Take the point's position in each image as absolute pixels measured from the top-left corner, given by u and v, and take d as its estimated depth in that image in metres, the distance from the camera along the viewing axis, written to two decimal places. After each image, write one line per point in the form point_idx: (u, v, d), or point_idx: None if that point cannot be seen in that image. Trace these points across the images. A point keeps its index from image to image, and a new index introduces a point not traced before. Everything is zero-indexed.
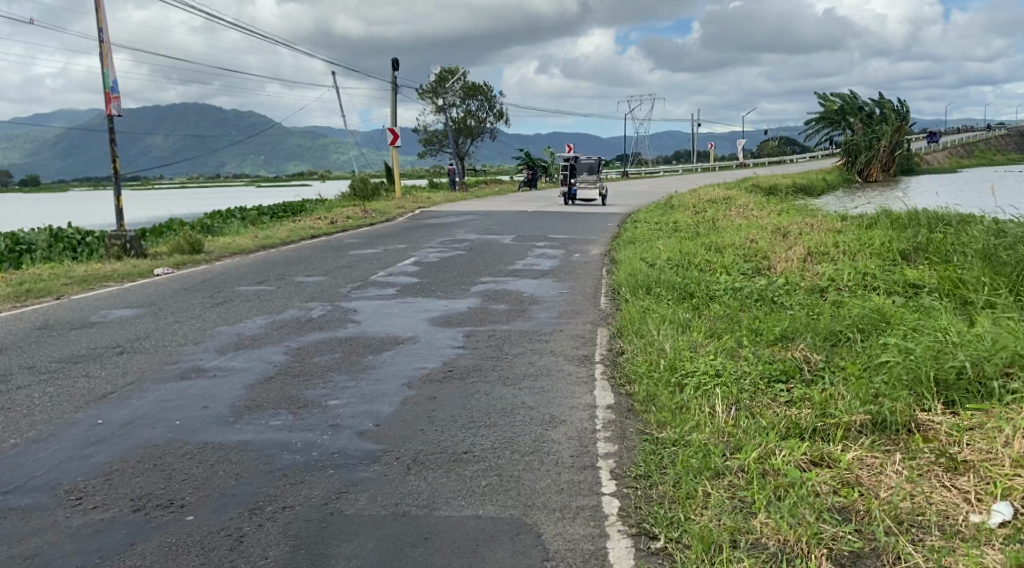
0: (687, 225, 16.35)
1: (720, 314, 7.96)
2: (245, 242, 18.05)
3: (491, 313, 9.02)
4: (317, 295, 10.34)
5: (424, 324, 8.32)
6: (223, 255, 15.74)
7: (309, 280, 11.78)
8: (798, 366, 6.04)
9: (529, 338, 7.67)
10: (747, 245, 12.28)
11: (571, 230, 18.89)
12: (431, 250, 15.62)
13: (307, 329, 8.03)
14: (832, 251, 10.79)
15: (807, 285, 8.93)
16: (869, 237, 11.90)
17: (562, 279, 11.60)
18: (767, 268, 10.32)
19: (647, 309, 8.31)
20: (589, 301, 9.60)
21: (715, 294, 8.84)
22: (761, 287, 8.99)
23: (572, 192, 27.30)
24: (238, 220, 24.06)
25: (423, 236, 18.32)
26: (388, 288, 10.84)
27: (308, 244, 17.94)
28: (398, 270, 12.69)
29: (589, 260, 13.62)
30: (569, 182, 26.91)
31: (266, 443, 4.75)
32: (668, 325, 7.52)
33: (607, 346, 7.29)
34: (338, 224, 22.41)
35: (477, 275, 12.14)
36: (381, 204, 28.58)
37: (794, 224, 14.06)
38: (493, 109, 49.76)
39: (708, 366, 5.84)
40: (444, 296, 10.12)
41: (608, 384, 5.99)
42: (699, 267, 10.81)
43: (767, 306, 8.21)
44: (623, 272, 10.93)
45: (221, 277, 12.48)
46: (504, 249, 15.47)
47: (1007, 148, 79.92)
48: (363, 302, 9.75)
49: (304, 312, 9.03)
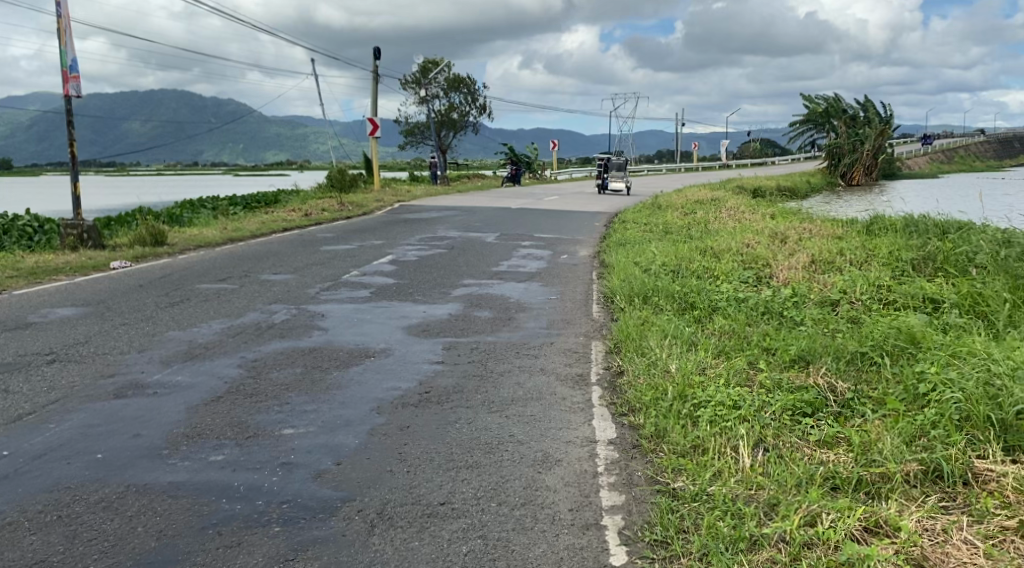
0: (677, 226, 15.65)
1: (726, 329, 7.21)
2: (212, 234, 17.13)
3: (475, 321, 8.22)
4: (283, 296, 9.50)
5: (401, 334, 7.51)
6: (188, 248, 14.85)
7: (275, 279, 10.93)
8: (825, 396, 5.30)
9: (517, 352, 6.88)
10: (745, 250, 11.57)
11: (557, 229, 18.13)
12: (409, 247, 14.80)
13: (268, 338, 7.20)
14: (838, 259, 10.09)
15: (816, 297, 8.20)
16: (874, 245, 11.25)
17: (549, 283, 10.84)
18: (770, 276, 9.59)
19: (646, 322, 7.55)
20: (579, 310, 8.85)
21: (718, 305, 8.10)
22: (766, 298, 8.25)
23: (603, 183, 30.17)
24: (208, 210, 23.12)
25: (402, 232, 17.49)
26: (361, 290, 10.02)
27: (280, 237, 17.04)
28: (374, 269, 11.86)
29: (578, 263, 12.87)
30: (603, 174, 29.83)
31: (202, 487, 3.93)
32: (670, 341, 6.76)
33: (605, 363, 6.54)
34: (314, 216, 21.54)
35: (459, 277, 11.34)
36: (360, 196, 27.73)
37: (790, 228, 13.38)
38: (476, 102, 48.90)
39: (724, 395, 5.08)
40: (423, 300, 9.32)
41: (608, 413, 5.23)
42: (698, 274, 10.06)
43: (775, 320, 7.48)
44: (615, 278, 10.18)
45: (180, 273, 11.59)
46: (487, 248, 14.68)
47: (986, 155, 80.21)
48: (333, 305, 8.92)
49: (266, 318, 8.19)
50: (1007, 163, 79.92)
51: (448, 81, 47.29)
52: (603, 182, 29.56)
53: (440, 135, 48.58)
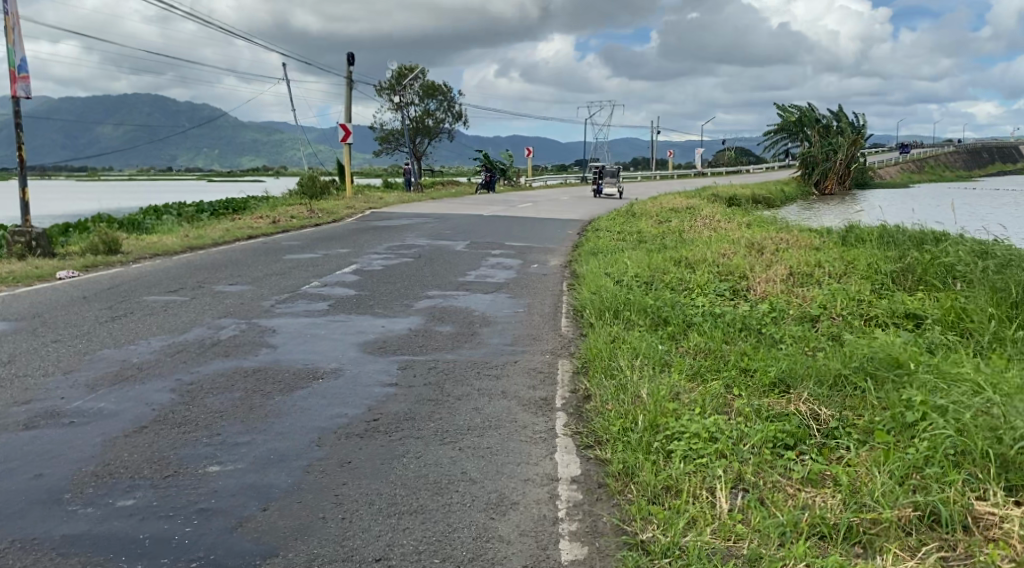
0: (652, 235, 15.28)
1: (701, 347, 6.78)
2: (171, 242, 16.54)
3: (436, 337, 7.72)
4: (234, 309, 8.96)
5: (355, 351, 7.01)
6: (144, 257, 14.23)
7: (230, 290, 10.37)
8: (808, 426, 4.87)
9: (478, 372, 6.40)
10: (720, 261, 11.19)
11: (529, 237, 17.67)
12: (375, 256, 14.27)
13: (210, 358, 6.67)
14: (817, 272, 9.73)
15: (794, 312, 7.81)
16: (852, 256, 10.91)
17: (517, 294, 10.36)
18: (747, 290, 9.20)
19: (617, 339, 7.10)
20: (547, 324, 8.40)
21: (693, 320, 7.68)
22: (743, 313, 7.85)
23: (599, 189, 33.01)
24: (172, 217, 22.47)
25: (369, 240, 16.96)
26: (319, 303, 9.48)
27: (244, 245, 16.45)
28: (335, 279, 11.32)
29: (548, 273, 12.41)
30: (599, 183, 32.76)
31: (101, 541, 3.44)
32: (642, 361, 6.32)
33: (572, 385, 6.08)
34: (281, 223, 20.95)
35: (424, 288, 10.84)
36: (330, 203, 27.19)
37: (766, 238, 13.04)
38: (451, 109, 48.44)
39: (699, 424, 4.65)
40: (384, 314, 8.81)
41: (573, 445, 4.76)
42: (672, 286, 9.65)
43: (752, 338, 7.07)
44: (585, 290, 9.75)
45: (130, 284, 11.00)
46: (456, 258, 14.18)
47: (955, 165, 81.20)
48: (287, 319, 8.38)
49: (212, 333, 7.64)
50: (976, 173, 80.72)
51: (423, 88, 46.82)
52: (597, 187, 32.20)
53: (414, 141, 48.03)
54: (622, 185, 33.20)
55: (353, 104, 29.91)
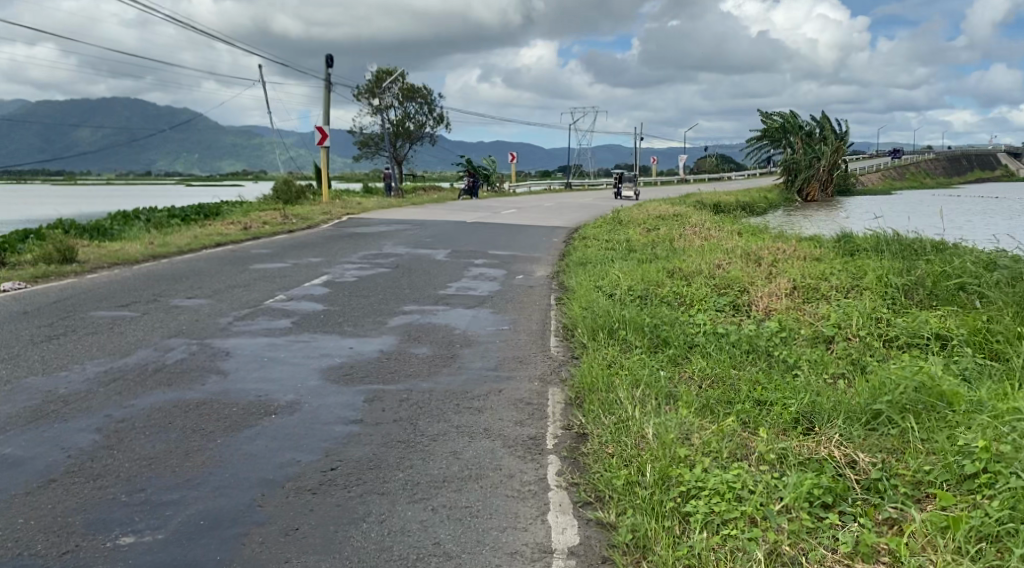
0: (641, 244, 14.58)
1: (708, 376, 6.06)
2: (134, 249, 15.66)
3: (410, 360, 6.91)
4: (187, 327, 8.12)
5: (316, 380, 6.19)
6: (102, 266, 13.31)
7: (187, 304, 9.55)
8: (845, 476, 4.13)
9: (456, 405, 5.61)
10: (717, 273, 10.45)
11: (512, 245, 16.91)
12: (349, 266, 13.43)
13: (150, 387, 5.85)
14: (823, 285, 9.03)
15: (804, 332, 7.08)
16: (858, 268, 10.22)
17: (501, 309, 9.56)
18: (749, 306, 8.47)
19: (613, 365, 6.36)
20: (533, 344, 7.64)
21: (695, 341, 6.96)
22: (749, 333, 7.13)
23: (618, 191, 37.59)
24: (140, 222, 21.56)
25: (344, 248, 16.11)
26: (282, 320, 8.65)
27: (210, 254, 15.56)
28: (303, 292, 10.52)
29: (533, 285, 11.67)
30: (619, 186, 37.44)
31: None
32: (643, 391, 5.59)
33: (566, 420, 5.32)
34: (253, 229, 20.10)
35: (399, 301, 10.03)
36: (305, 208, 26.36)
37: (763, 248, 12.37)
38: (433, 113, 47.64)
39: (720, 476, 3.91)
40: (353, 333, 7.99)
41: (569, 501, 4.00)
42: (668, 301, 8.90)
43: (764, 363, 6.34)
44: (575, 305, 9.02)
45: (79, 296, 10.15)
46: (435, 267, 13.41)
47: (934, 172, 81.40)
48: (244, 339, 7.55)
49: (157, 357, 6.81)
50: (956, 180, 80.85)
51: (404, 91, 46.02)
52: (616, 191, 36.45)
53: (395, 145, 47.16)
54: (638, 188, 37.26)
55: (331, 107, 29.03)
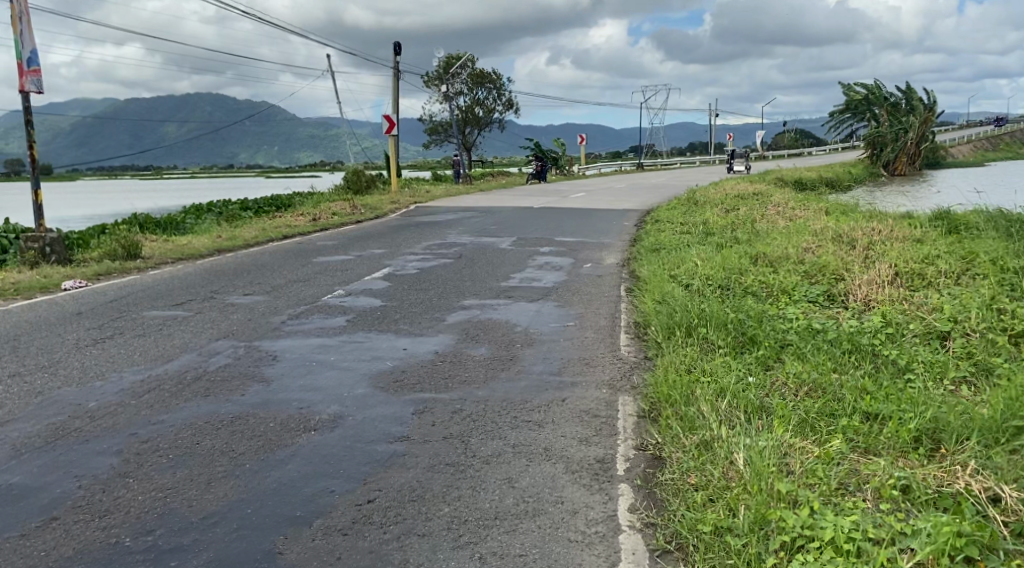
0: (718, 227, 13.67)
1: (804, 383, 5.29)
2: (200, 243, 15.54)
3: (468, 364, 6.30)
4: (237, 327, 7.71)
5: (363, 387, 5.64)
6: (166, 262, 13.14)
7: (242, 302, 9.17)
8: (989, 518, 3.38)
9: (514, 419, 4.98)
10: (807, 259, 9.52)
11: (582, 231, 16.16)
12: (412, 257, 12.93)
13: (186, 398, 5.40)
14: (930, 270, 8.06)
15: (913, 328, 6.21)
16: (967, 249, 9.16)
17: (568, 303, 8.88)
18: (845, 298, 7.60)
19: (694, 370, 5.66)
20: (602, 343, 6.95)
21: (787, 340, 6.18)
22: (851, 330, 6.30)
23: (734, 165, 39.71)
24: (211, 215, 21.61)
25: (409, 238, 15.65)
26: (336, 318, 8.17)
27: (276, 246, 15.29)
28: (362, 286, 10.05)
29: (603, 274, 10.94)
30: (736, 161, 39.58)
31: None
32: (730, 404, 4.89)
33: (638, 438, 4.67)
34: (319, 220, 19.88)
35: (461, 295, 9.46)
36: (373, 197, 26.10)
37: (855, 228, 11.32)
38: (502, 98, 47.04)
39: (830, 527, 3.22)
40: (409, 332, 7.43)
41: (643, 548, 3.44)
42: (752, 292, 8.08)
43: (869, 367, 5.53)
44: (649, 297, 8.28)
45: (137, 295, 9.92)
46: (500, 256, 12.80)
47: None
48: (292, 340, 7.07)
49: (199, 362, 6.39)
50: None
51: (473, 76, 45.53)
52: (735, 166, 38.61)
53: (464, 131, 46.73)
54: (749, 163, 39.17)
55: (399, 94, 28.72)
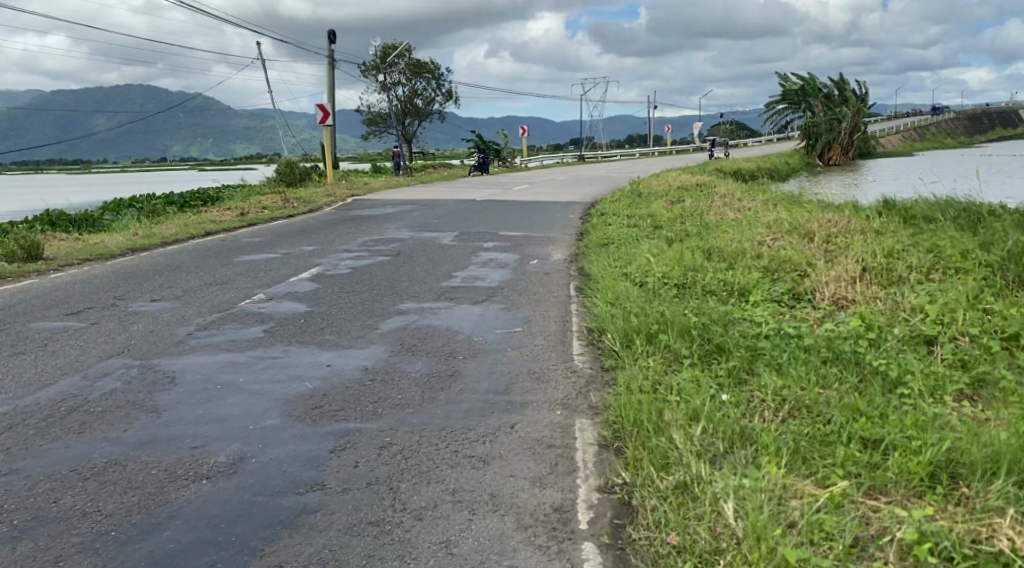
0: (668, 219, 13.03)
1: (786, 402, 4.61)
2: (113, 242, 14.31)
3: (401, 382, 5.45)
4: (136, 341, 6.73)
5: (275, 418, 4.75)
6: (71, 263, 11.93)
7: (147, 310, 8.14)
8: None
9: (453, 455, 4.18)
10: (766, 253, 8.90)
11: (526, 224, 15.39)
12: (344, 256, 11.99)
13: (54, 434, 4.45)
14: (901, 265, 7.50)
15: (897, 332, 5.60)
16: (932, 242, 8.64)
17: (515, 305, 8.07)
18: (812, 296, 6.98)
19: (659, 387, 4.93)
20: (552, 354, 6.16)
21: (759, 347, 5.49)
22: (829, 335, 5.64)
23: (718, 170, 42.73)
24: (130, 211, 20.22)
25: (343, 234, 14.68)
26: (253, 328, 7.23)
27: (197, 245, 14.15)
28: (287, 290, 9.10)
29: (551, 272, 10.17)
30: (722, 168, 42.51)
31: None
32: (706, 432, 4.16)
33: (602, 475, 3.91)
34: (248, 215, 18.72)
35: (396, 298, 8.59)
36: (306, 191, 24.92)
37: (811, 220, 10.77)
38: (441, 88, 46.01)
39: None
40: (335, 344, 6.54)
41: None
42: (712, 292, 7.40)
43: (855, 380, 4.89)
44: (603, 298, 7.53)
45: (28, 302, 8.78)
46: (441, 253, 11.95)
47: (958, 131, 78.79)
48: (197, 358, 6.12)
49: (81, 386, 5.41)
50: (984, 140, 77.87)
51: (410, 66, 44.40)
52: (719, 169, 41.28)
53: (403, 122, 45.59)
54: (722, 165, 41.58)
55: (334, 84, 27.55)
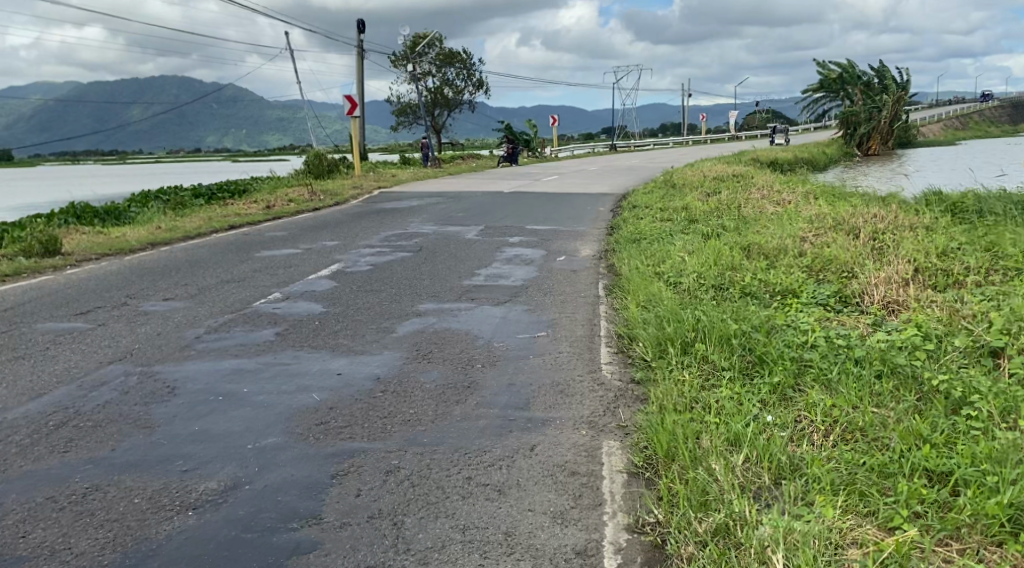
0: (702, 213, 12.50)
1: (838, 425, 4.16)
2: (134, 235, 14.09)
3: (415, 395, 5.04)
4: (142, 345, 6.40)
5: (276, 436, 4.38)
6: (89, 258, 11.71)
7: (158, 310, 7.83)
8: None
9: (467, 482, 3.79)
10: (808, 251, 8.37)
11: (554, 218, 14.93)
12: (366, 251, 11.62)
13: (37, 455, 4.12)
14: (956, 266, 6.93)
15: (957, 343, 5.08)
16: (989, 240, 8.03)
17: (540, 306, 7.64)
18: (860, 300, 6.46)
19: (695, 406, 4.50)
20: (579, 363, 5.72)
21: (805, 359, 5.03)
22: (882, 345, 5.15)
23: None
24: (156, 204, 20.07)
25: (366, 228, 14.31)
26: (265, 330, 6.87)
27: (218, 239, 13.87)
28: (304, 288, 8.75)
29: (579, 269, 9.71)
30: None
31: None
32: (750, 464, 3.74)
33: (631, 512, 3.52)
34: (273, 208, 18.47)
35: (416, 298, 8.20)
36: (333, 183, 24.66)
37: (854, 215, 10.19)
38: (471, 78, 45.56)
39: None
40: (348, 350, 6.15)
41: None
42: (751, 295, 6.91)
43: (914, 398, 4.40)
44: (634, 301, 7.07)
45: (40, 301, 8.53)
46: (466, 249, 11.54)
47: (1000, 120, 76.63)
48: (201, 365, 5.78)
49: (76, 396, 5.09)
50: None
51: (440, 56, 44.01)
52: None
53: (432, 113, 45.26)
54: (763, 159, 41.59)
55: (362, 75, 27.24)
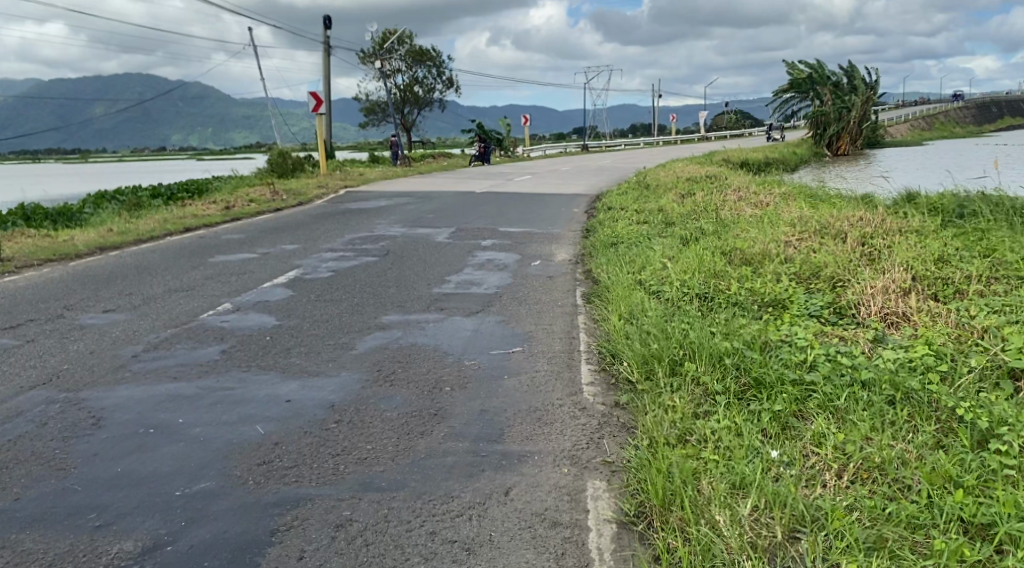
0: (680, 216, 12.03)
1: (853, 461, 3.65)
2: (83, 239, 13.30)
3: (374, 426, 4.46)
4: (71, 366, 5.77)
5: (210, 479, 3.80)
6: (30, 265, 10.94)
7: (95, 324, 7.16)
8: None
9: (430, 541, 3.27)
10: (795, 257, 7.89)
11: (528, 220, 14.38)
12: (329, 256, 11.00)
13: None
14: (955, 276, 6.49)
15: (972, 363, 4.62)
16: (986, 245, 7.60)
17: (514, 318, 7.10)
18: (857, 312, 5.99)
19: (689, 439, 3.98)
20: (557, 384, 5.17)
21: (808, 381, 4.53)
22: (890, 366, 4.66)
23: None
24: (111, 205, 19.21)
25: (331, 231, 13.65)
26: (212, 347, 6.26)
27: (173, 243, 13.13)
28: (260, 298, 8.14)
29: (554, 276, 9.17)
30: None
31: None
32: (760, 514, 3.22)
33: None
34: (234, 209, 17.70)
35: (380, 308, 7.62)
36: (298, 183, 23.87)
37: (840, 217, 9.75)
38: (442, 76, 44.85)
39: None
40: (301, 370, 5.55)
41: None
42: (739, 306, 6.43)
43: (932, 430, 3.93)
44: (615, 312, 6.54)
45: None
46: (435, 253, 10.96)
47: (965, 120, 77.44)
48: (135, 390, 5.16)
49: None
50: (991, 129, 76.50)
51: (410, 53, 43.23)
52: None
53: (402, 111, 44.47)
54: None
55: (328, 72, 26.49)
